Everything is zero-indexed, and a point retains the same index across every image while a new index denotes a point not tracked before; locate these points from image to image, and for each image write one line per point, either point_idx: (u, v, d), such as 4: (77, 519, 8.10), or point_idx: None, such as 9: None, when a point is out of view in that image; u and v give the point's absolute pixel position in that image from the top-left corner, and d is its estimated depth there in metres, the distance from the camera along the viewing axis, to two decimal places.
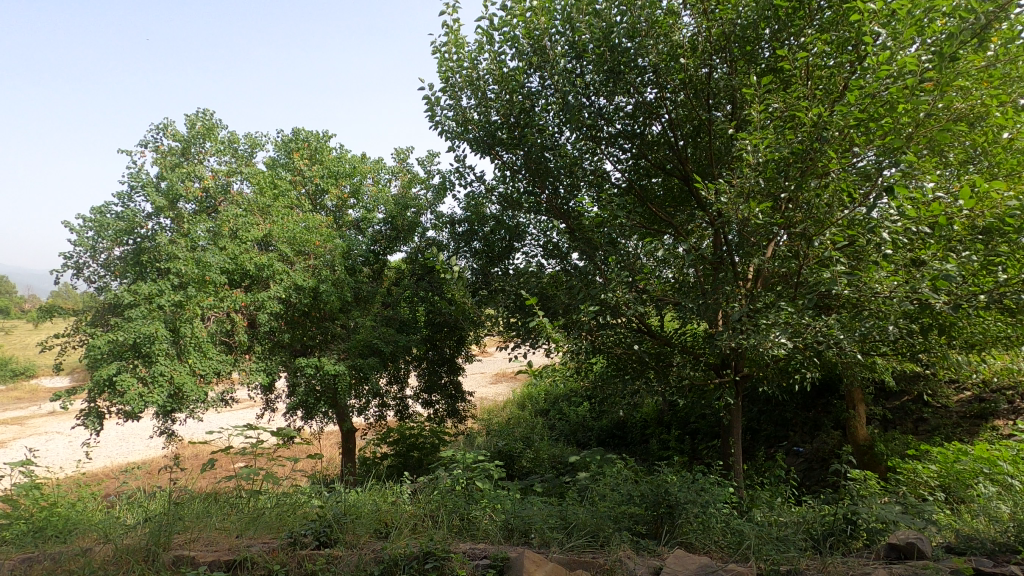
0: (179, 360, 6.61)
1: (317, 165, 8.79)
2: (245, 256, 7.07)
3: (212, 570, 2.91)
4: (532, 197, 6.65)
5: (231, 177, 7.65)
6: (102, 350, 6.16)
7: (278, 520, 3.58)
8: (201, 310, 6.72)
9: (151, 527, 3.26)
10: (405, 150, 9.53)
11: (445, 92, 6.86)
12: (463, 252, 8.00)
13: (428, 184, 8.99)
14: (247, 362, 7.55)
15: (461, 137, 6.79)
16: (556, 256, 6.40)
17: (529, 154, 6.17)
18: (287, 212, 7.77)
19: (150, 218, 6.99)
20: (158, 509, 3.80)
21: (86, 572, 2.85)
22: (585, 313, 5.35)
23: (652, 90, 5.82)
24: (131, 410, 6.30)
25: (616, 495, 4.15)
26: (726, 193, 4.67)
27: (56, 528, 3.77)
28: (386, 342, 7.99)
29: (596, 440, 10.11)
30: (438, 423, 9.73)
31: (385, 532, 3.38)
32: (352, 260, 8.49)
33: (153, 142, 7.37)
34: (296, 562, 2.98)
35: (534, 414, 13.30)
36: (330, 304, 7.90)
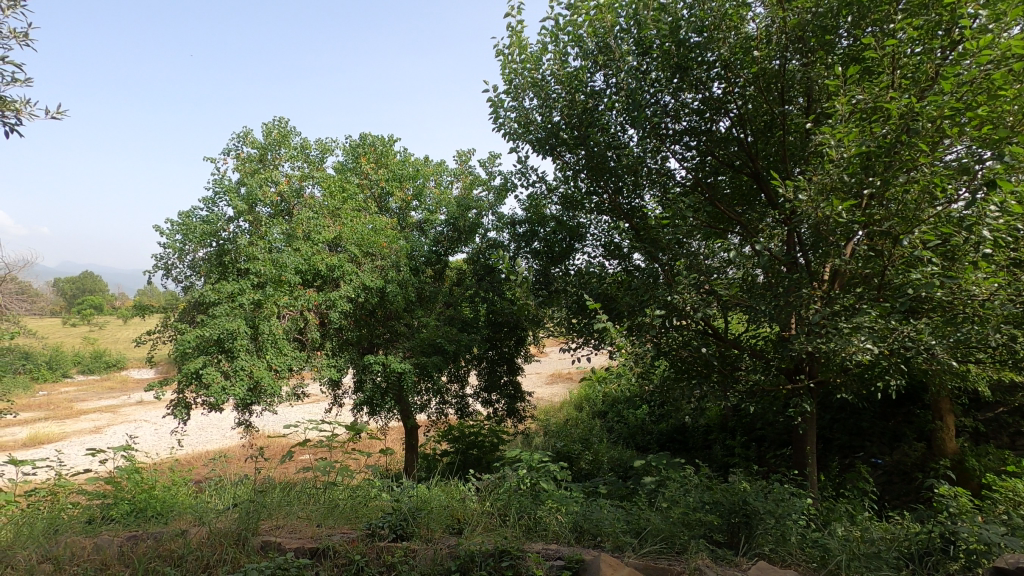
0: (258, 356, 6.98)
1: (382, 168, 9.08)
2: (317, 257, 7.37)
3: (298, 557, 3.05)
4: (594, 197, 6.61)
5: (304, 181, 8.02)
6: (190, 345, 6.60)
7: (355, 512, 3.72)
8: (278, 308, 7.09)
9: (240, 513, 3.45)
10: (467, 152, 9.69)
11: (507, 94, 6.92)
12: (524, 253, 8.05)
13: (490, 186, 9.09)
14: (319, 359, 7.88)
15: (523, 138, 6.83)
16: (618, 256, 6.39)
17: (592, 154, 6.13)
18: (356, 215, 8.07)
19: (231, 221, 7.41)
20: (244, 496, 4.02)
21: (185, 553, 3.05)
22: (650, 316, 5.25)
23: (720, 85, 5.65)
24: (215, 402, 6.70)
25: (687, 501, 4.06)
26: (805, 190, 4.44)
27: (154, 511, 4.06)
28: (449, 341, 8.15)
29: (657, 443, 9.89)
30: (497, 422, 9.82)
31: (458, 528, 3.46)
32: (415, 261, 8.70)
33: (234, 150, 7.83)
34: (375, 553, 3.09)
35: (591, 416, 13.18)
36: (396, 304, 8.12)
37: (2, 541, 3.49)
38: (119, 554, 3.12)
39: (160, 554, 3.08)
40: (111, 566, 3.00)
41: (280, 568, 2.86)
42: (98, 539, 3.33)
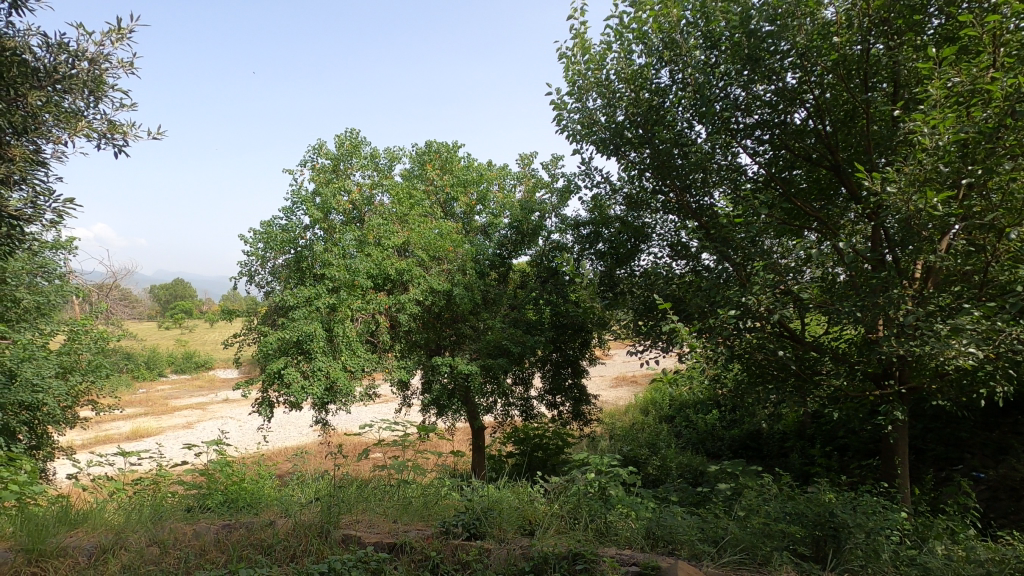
0: (334, 357, 7.31)
1: (447, 174, 9.30)
2: (387, 262, 7.64)
3: (378, 551, 3.16)
4: (660, 196, 6.45)
5: (374, 189, 8.35)
6: (272, 347, 7.00)
7: (429, 510, 3.83)
8: (351, 312, 7.40)
9: (322, 507, 3.63)
10: (529, 155, 9.75)
11: (570, 95, 6.92)
12: (588, 254, 8.01)
13: (553, 188, 9.09)
14: (389, 360, 8.16)
15: (587, 138, 6.79)
16: (686, 256, 6.21)
17: (658, 152, 6.00)
18: (423, 220, 8.28)
19: (308, 229, 7.80)
20: (325, 491, 4.22)
21: (274, 542, 3.23)
22: (723, 318, 5.05)
23: (795, 75, 5.37)
24: (295, 401, 7.08)
25: (768, 511, 3.89)
26: (895, 182, 4.15)
27: (244, 503, 4.33)
28: (515, 343, 8.20)
29: (729, 450, 9.51)
30: (562, 425, 9.79)
31: (530, 530, 3.49)
32: (480, 264, 8.85)
33: (310, 161, 8.26)
34: (450, 550, 3.16)
35: (658, 420, 12.85)
36: (462, 307, 8.26)
37: (116, 524, 3.84)
38: (216, 541, 3.35)
39: (252, 542, 3.28)
40: (209, 551, 3.23)
41: (361, 561, 2.98)
42: (197, 526, 3.60)
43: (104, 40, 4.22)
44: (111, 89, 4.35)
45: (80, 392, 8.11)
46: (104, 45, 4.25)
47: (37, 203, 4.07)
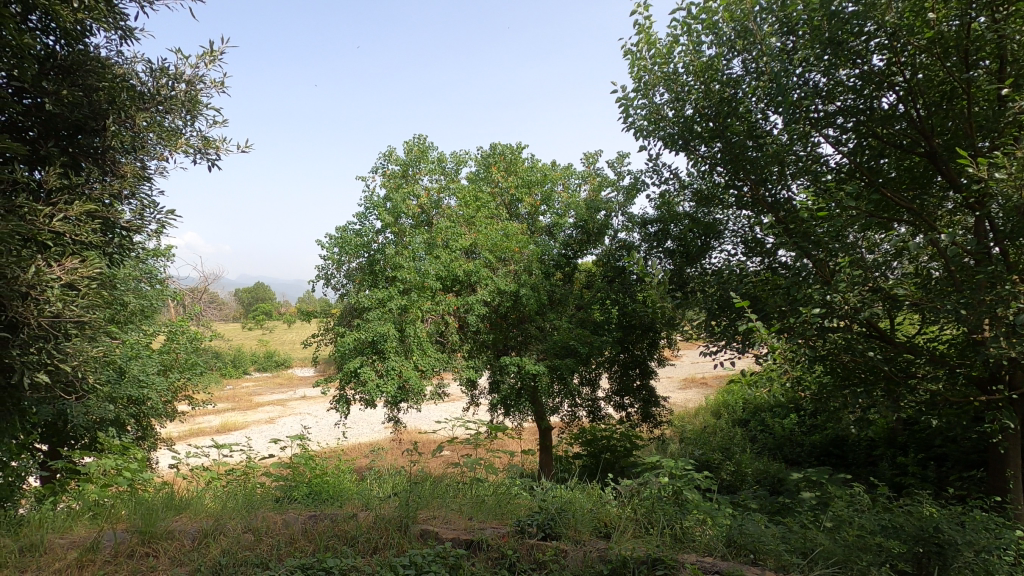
0: (406, 357, 7.54)
1: (512, 176, 9.38)
2: (455, 264, 7.81)
3: (455, 547, 3.23)
4: (733, 190, 6.19)
5: (442, 193, 8.62)
6: (349, 347, 7.31)
7: (502, 509, 3.87)
8: (422, 313, 7.60)
9: (401, 502, 3.75)
10: (594, 154, 9.66)
11: (636, 92, 6.79)
12: (656, 253, 7.84)
13: (619, 186, 8.97)
14: (458, 360, 8.33)
15: (654, 134, 6.67)
16: (762, 253, 5.94)
17: (731, 145, 5.78)
18: (489, 222, 8.39)
19: (380, 233, 8.09)
20: (401, 487, 4.36)
21: (358, 534, 3.37)
22: (806, 318, 4.79)
23: (882, 56, 5.03)
24: (371, 398, 7.35)
25: (860, 523, 3.66)
26: (1003, 168, 3.80)
27: (327, 496, 4.56)
28: (582, 343, 8.15)
29: (810, 457, 9.00)
30: (631, 426, 9.62)
31: (606, 532, 3.46)
32: (546, 264, 8.86)
33: (381, 168, 8.57)
34: (526, 550, 3.18)
35: (731, 424, 12.35)
36: (529, 307, 8.29)
37: (214, 511, 4.13)
38: (304, 530, 3.53)
39: (337, 533, 3.44)
40: (298, 540, 3.41)
41: (440, 555, 3.05)
42: (286, 516, 3.81)
43: (199, 63, 4.58)
44: (205, 108, 4.72)
45: (178, 387, 8.79)
46: (199, 68, 4.63)
47: (143, 215, 4.46)
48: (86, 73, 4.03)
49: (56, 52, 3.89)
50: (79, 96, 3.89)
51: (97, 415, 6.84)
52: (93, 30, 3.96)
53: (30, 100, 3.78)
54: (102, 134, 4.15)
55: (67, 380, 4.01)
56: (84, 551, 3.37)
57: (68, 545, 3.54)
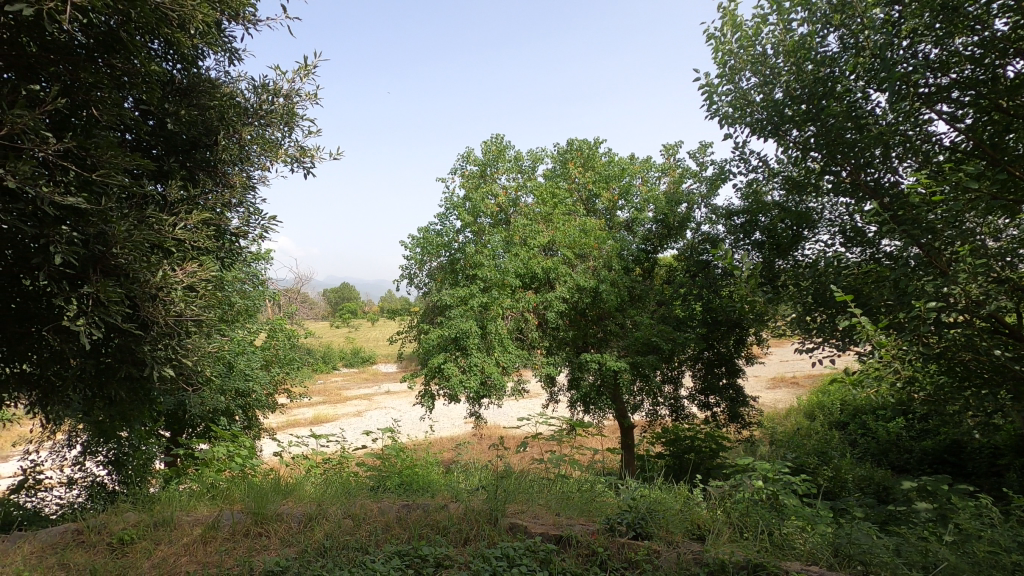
0: (488, 354, 7.68)
1: (589, 171, 9.31)
2: (534, 261, 7.86)
3: (545, 541, 3.25)
4: (829, 176, 5.79)
5: (519, 191, 8.71)
6: (433, 343, 7.55)
7: (589, 505, 3.86)
8: (502, 310, 7.70)
9: (489, 495, 3.83)
10: (674, 145, 9.38)
11: (721, 77, 6.56)
12: (743, 246, 7.50)
13: (701, 177, 8.65)
14: (538, 357, 8.38)
15: (741, 121, 6.46)
16: (864, 243, 5.53)
17: (827, 128, 5.41)
18: (567, 218, 8.37)
19: (460, 233, 8.28)
20: (487, 480, 4.45)
21: (449, 524, 3.48)
22: (918, 312, 4.39)
23: (1007, 19, 4.49)
24: (454, 393, 7.54)
25: (992, 539, 3.31)
26: None
27: (417, 486, 4.74)
28: (665, 340, 7.94)
29: (921, 464, 8.25)
30: (717, 426, 9.25)
31: (699, 534, 3.36)
32: (625, 259, 8.71)
33: (460, 169, 8.79)
34: (617, 548, 3.14)
35: (828, 427, 11.57)
36: (609, 303, 8.18)
37: (316, 497, 4.41)
38: (399, 518, 3.70)
39: (430, 522, 3.57)
40: (394, 527, 3.56)
41: (531, 549, 3.09)
42: (382, 504, 4.00)
43: (295, 77, 4.90)
44: (300, 119, 5.06)
45: (279, 381, 9.44)
46: (295, 83, 4.95)
47: (249, 221, 4.84)
48: (200, 93, 4.42)
49: (175, 77, 4.28)
50: (194, 114, 4.27)
51: (210, 406, 7.50)
52: (204, 53, 4.33)
53: (153, 121, 4.19)
54: (213, 148, 4.54)
55: (188, 373, 4.43)
56: (207, 528, 3.72)
57: (193, 522, 3.91)
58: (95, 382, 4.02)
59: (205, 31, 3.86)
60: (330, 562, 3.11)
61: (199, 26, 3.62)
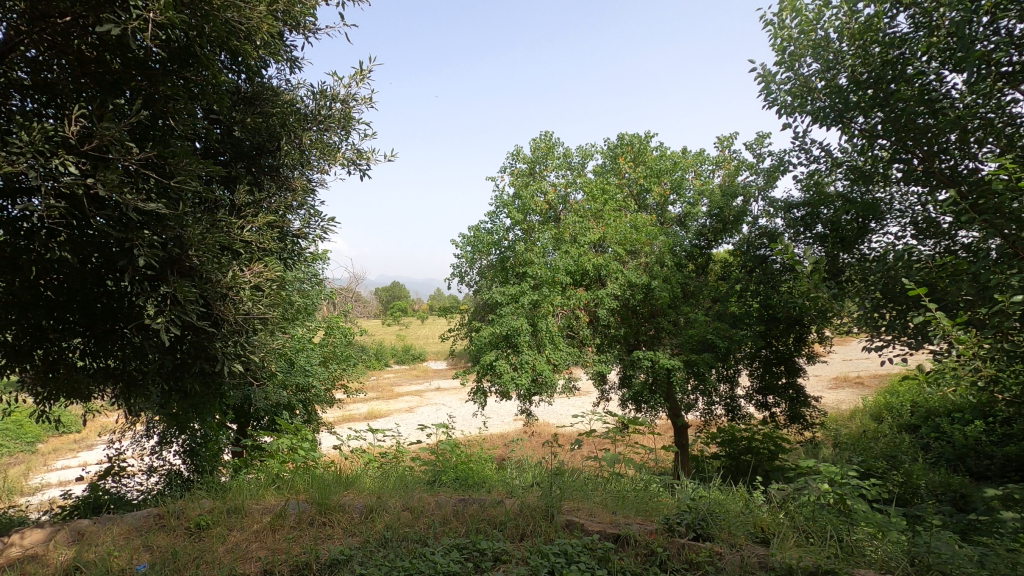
0: (539, 351, 7.69)
1: (640, 166, 9.19)
2: (584, 257, 7.81)
3: (603, 539, 3.24)
4: (899, 164, 5.49)
5: (569, 188, 8.70)
6: (485, 341, 7.63)
7: (646, 505, 3.81)
8: (553, 308, 7.69)
9: (545, 492, 3.84)
10: (728, 136, 9.11)
11: (779, 65, 6.33)
12: (804, 240, 7.21)
13: (758, 169, 8.36)
14: (589, 354, 8.33)
15: (801, 110, 6.21)
16: (938, 235, 5.21)
17: (897, 114, 5.12)
18: (617, 214, 8.28)
19: (510, 231, 8.32)
20: (542, 477, 4.47)
21: (506, 520, 3.51)
22: (1002, 307, 4.09)
23: None
24: (506, 390, 7.60)
25: None
26: None
27: (472, 481, 4.81)
28: (721, 338, 7.73)
29: (1003, 471, 7.69)
30: (776, 427, 8.93)
31: (763, 537, 3.26)
32: (678, 255, 8.53)
33: (509, 167, 8.83)
34: (677, 549, 3.09)
35: (897, 430, 10.95)
36: (662, 300, 8.03)
37: (375, 489, 4.55)
38: (456, 511, 3.77)
39: (486, 516, 3.62)
40: (451, 520, 3.63)
41: (588, 547, 3.09)
42: (439, 498, 4.08)
43: (351, 83, 5.05)
44: (356, 123, 5.21)
45: (336, 377, 9.78)
46: (351, 87, 5.11)
47: (310, 223, 5.03)
48: (264, 101, 4.64)
49: (241, 86, 4.50)
50: (259, 122, 4.48)
51: (274, 400, 7.86)
52: (267, 62, 4.52)
53: (222, 129, 4.42)
54: (276, 154, 4.75)
55: (255, 369, 4.65)
56: (274, 516, 3.89)
57: (262, 510, 4.11)
58: (173, 377, 4.27)
59: (269, 42, 4.04)
60: (392, 553, 3.21)
61: (264, 37, 3.79)
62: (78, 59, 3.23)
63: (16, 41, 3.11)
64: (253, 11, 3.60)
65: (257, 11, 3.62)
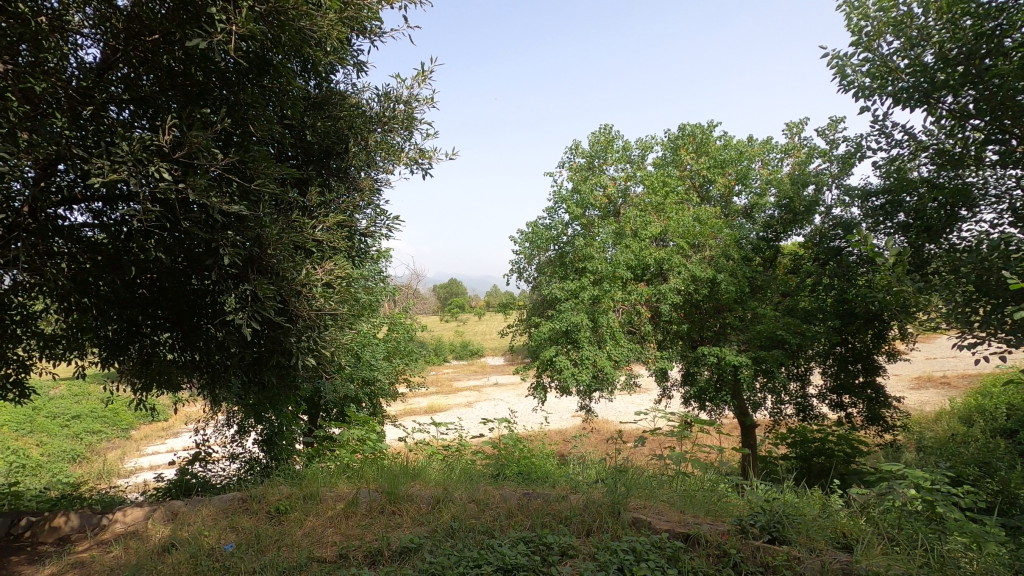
0: (599, 347, 7.62)
1: (703, 157, 8.93)
2: (646, 252, 7.67)
3: (672, 537, 3.18)
4: (995, 146, 5.06)
5: (629, 181, 8.57)
6: (545, 336, 7.64)
7: (716, 505, 3.71)
8: (614, 303, 7.60)
9: (611, 489, 3.80)
10: (798, 122, 8.69)
11: (856, 45, 5.97)
12: (884, 229, 6.78)
13: (831, 156, 7.93)
14: (650, 350, 8.18)
15: (881, 92, 5.84)
16: None
17: (994, 91, 4.71)
18: (680, 207, 8.08)
19: (569, 226, 8.28)
20: (606, 473, 4.44)
21: (571, 515, 3.51)
22: None
23: None
24: (566, 386, 7.58)
25: None
26: None
27: (536, 476, 4.83)
28: (792, 334, 7.40)
29: None
30: (853, 428, 8.46)
31: (846, 544, 3.10)
32: (744, 248, 8.23)
33: (568, 161, 8.79)
34: (751, 551, 2.98)
35: (990, 435, 10.14)
36: (728, 294, 7.77)
37: (442, 480, 4.67)
38: (521, 505, 3.80)
39: (552, 511, 3.64)
40: (516, 514, 3.67)
41: (657, 545, 3.03)
42: (504, 491, 4.13)
43: (414, 84, 5.17)
44: (419, 123, 5.33)
45: (400, 371, 10.08)
46: (413, 88, 5.23)
47: (376, 222, 5.20)
48: (333, 106, 4.83)
49: (311, 92, 4.70)
50: (329, 126, 4.67)
51: (342, 393, 8.19)
52: (335, 68, 4.70)
53: (295, 134, 4.64)
54: (345, 156, 4.93)
55: (328, 363, 4.86)
56: (347, 504, 4.06)
57: (336, 497, 4.31)
58: (252, 369, 4.52)
59: (338, 48, 4.19)
60: (460, 543, 3.28)
61: (334, 43, 3.94)
62: (168, 74, 3.48)
63: (114, 59, 3.40)
64: (325, 19, 3.71)
65: (327, 19, 3.76)
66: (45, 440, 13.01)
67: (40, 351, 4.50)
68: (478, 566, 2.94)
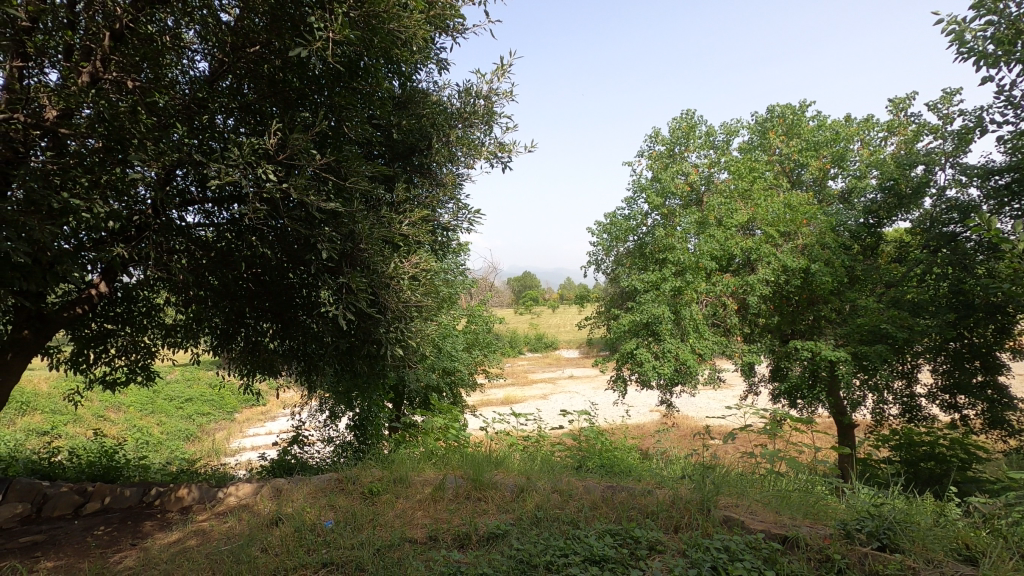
0: (682, 340, 7.39)
1: (794, 140, 8.44)
2: (731, 241, 7.35)
3: (768, 539, 3.04)
4: None
5: (713, 168, 8.24)
6: (625, 329, 7.52)
7: (815, 507, 3.51)
8: (697, 294, 7.35)
9: (699, 486, 3.69)
10: (903, 97, 7.97)
11: (978, 7, 5.37)
12: (1010, 211, 6.08)
13: (944, 132, 7.21)
14: (736, 344, 7.84)
15: (1008, 59, 5.24)
16: None
17: None
18: (768, 193, 7.66)
19: (648, 216, 8.08)
20: (693, 469, 4.32)
21: (658, 510, 3.45)
22: None
23: None
24: (647, 379, 7.42)
25: None
26: None
27: (618, 469, 4.79)
28: (898, 327, 6.82)
29: None
30: (969, 432, 7.69)
31: (969, 557, 2.84)
32: (842, 236, 7.69)
33: (647, 150, 8.56)
34: (858, 558, 2.80)
35: None
36: (823, 285, 7.28)
37: (524, 470, 4.73)
38: (605, 497, 3.78)
39: (638, 504, 3.59)
40: (601, 506, 3.65)
41: (752, 546, 2.92)
42: (588, 483, 4.12)
43: (493, 78, 5.23)
44: (498, 117, 5.40)
45: (479, 362, 10.28)
46: (492, 83, 5.30)
47: (458, 216, 5.32)
48: (417, 104, 4.98)
49: (397, 91, 4.87)
50: (413, 124, 4.84)
51: (425, 382, 8.47)
52: (419, 67, 4.84)
53: (381, 133, 4.84)
54: (428, 152, 5.07)
55: (415, 352, 5.05)
56: (435, 489, 4.21)
57: (423, 482, 4.48)
58: (344, 358, 4.78)
59: (422, 47, 4.31)
60: (547, 531, 3.32)
61: (420, 43, 4.06)
62: (269, 81, 3.77)
63: (222, 71, 3.72)
64: (411, 20, 3.83)
65: (414, 19, 3.87)
66: (163, 420, 14.43)
67: (162, 339, 4.98)
68: (566, 555, 2.96)
